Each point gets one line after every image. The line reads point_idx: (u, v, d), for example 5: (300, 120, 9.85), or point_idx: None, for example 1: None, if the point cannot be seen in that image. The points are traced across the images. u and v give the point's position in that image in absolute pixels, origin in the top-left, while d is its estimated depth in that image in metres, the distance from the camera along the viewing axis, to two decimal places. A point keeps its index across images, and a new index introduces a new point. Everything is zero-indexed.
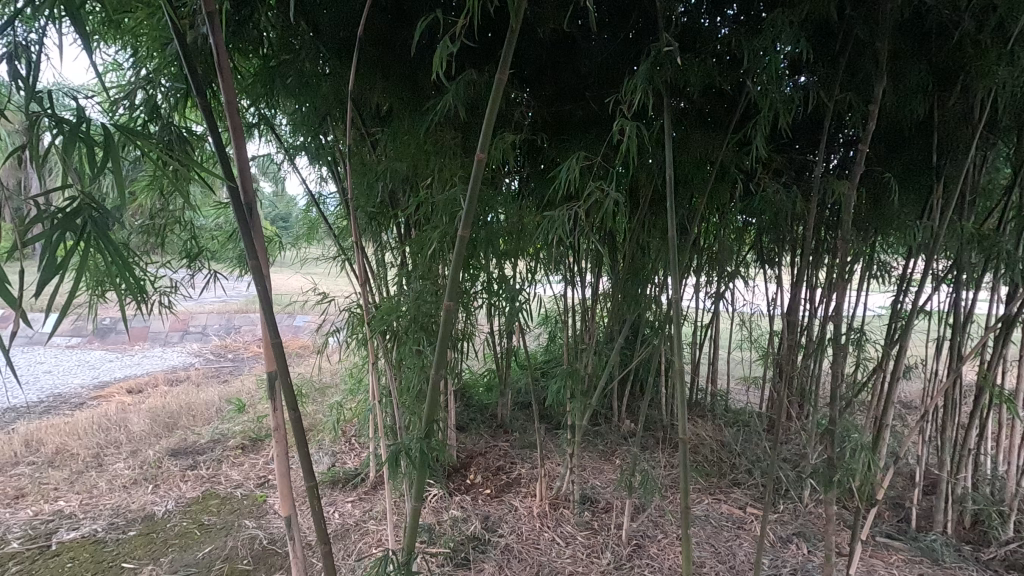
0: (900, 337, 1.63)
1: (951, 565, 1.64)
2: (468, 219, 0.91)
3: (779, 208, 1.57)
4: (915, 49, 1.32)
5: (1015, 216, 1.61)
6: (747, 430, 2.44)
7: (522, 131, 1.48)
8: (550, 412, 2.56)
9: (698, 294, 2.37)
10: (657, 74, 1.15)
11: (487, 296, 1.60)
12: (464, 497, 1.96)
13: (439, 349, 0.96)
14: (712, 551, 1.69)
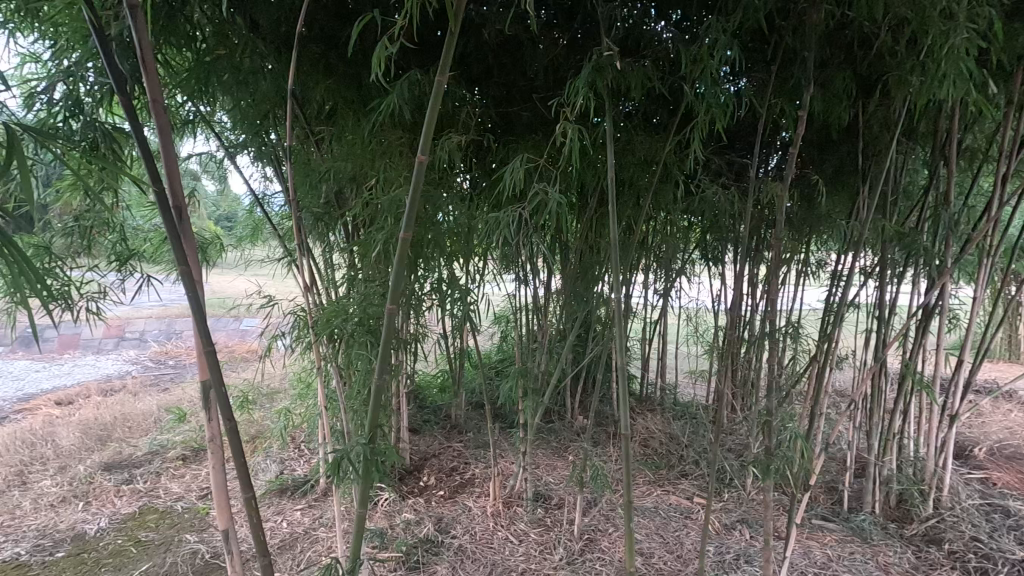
0: (830, 330, 1.73)
1: (878, 542, 1.75)
2: (410, 221, 0.91)
3: (718, 208, 1.63)
4: (841, 58, 1.40)
5: (931, 215, 1.73)
6: (694, 422, 2.54)
7: (469, 133, 1.48)
8: (504, 411, 2.57)
9: (646, 290, 2.45)
10: (598, 79, 1.17)
11: (437, 296, 1.60)
12: (417, 500, 1.94)
13: (382, 354, 0.94)
14: (660, 541, 1.74)
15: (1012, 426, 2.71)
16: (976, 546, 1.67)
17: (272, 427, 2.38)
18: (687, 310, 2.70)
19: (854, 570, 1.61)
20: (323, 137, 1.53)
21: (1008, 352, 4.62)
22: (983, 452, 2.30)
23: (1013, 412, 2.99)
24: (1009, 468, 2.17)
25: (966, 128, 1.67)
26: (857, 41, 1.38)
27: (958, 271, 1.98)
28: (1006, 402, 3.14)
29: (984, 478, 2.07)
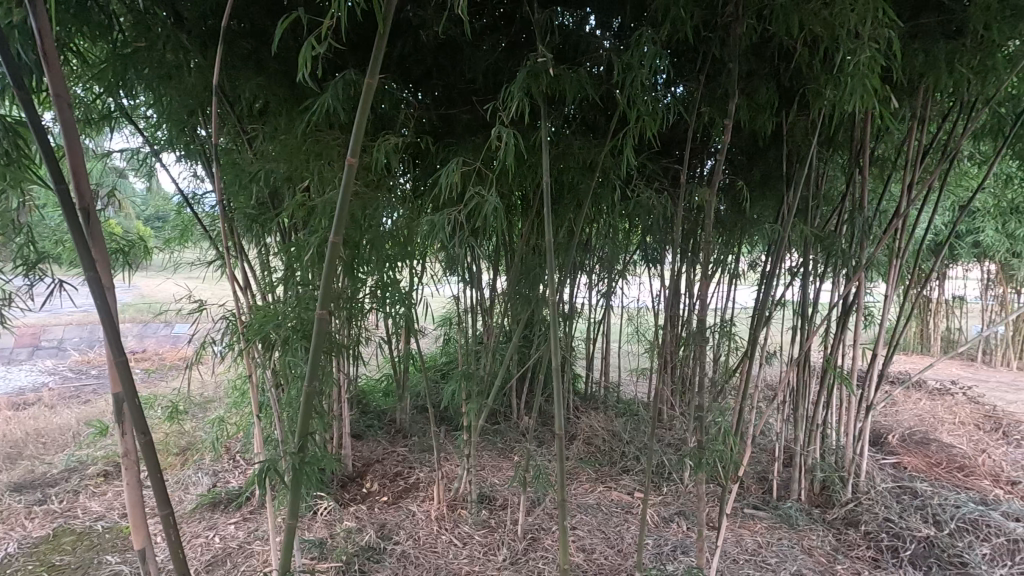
0: (759, 328, 1.82)
1: (803, 527, 1.86)
2: (340, 224, 0.89)
3: (654, 212, 1.68)
4: (764, 71, 1.48)
5: (848, 219, 1.85)
6: (635, 420, 2.62)
7: (407, 135, 1.47)
8: (449, 414, 2.56)
9: (589, 291, 2.51)
10: (533, 85, 1.19)
11: (376, 302, 1.58)
12: (359, 507, 1.90)
13: (310, 362, 0.95)
14: (601, 537, 1.78)
15: (920, 413, 2.95)
16: (887, 526, 1.80)
17: (203, 439, 2.28)
18: (628, 310, 2.78)
19: (782, 554, 1.70)
20: (255, 136, 1.48)
21: (920, 346, 5.02)
22: (895, 439, 2.48)
23: (921, 400, 3.26)
24: (917, 453, 2.36)
25: (875, 138, 1.80)
26: (779, 54, 1.45)
27: (871, 272, 2.13)
28: (916, 392, 3.41)
29: (896, 462, 2.23)
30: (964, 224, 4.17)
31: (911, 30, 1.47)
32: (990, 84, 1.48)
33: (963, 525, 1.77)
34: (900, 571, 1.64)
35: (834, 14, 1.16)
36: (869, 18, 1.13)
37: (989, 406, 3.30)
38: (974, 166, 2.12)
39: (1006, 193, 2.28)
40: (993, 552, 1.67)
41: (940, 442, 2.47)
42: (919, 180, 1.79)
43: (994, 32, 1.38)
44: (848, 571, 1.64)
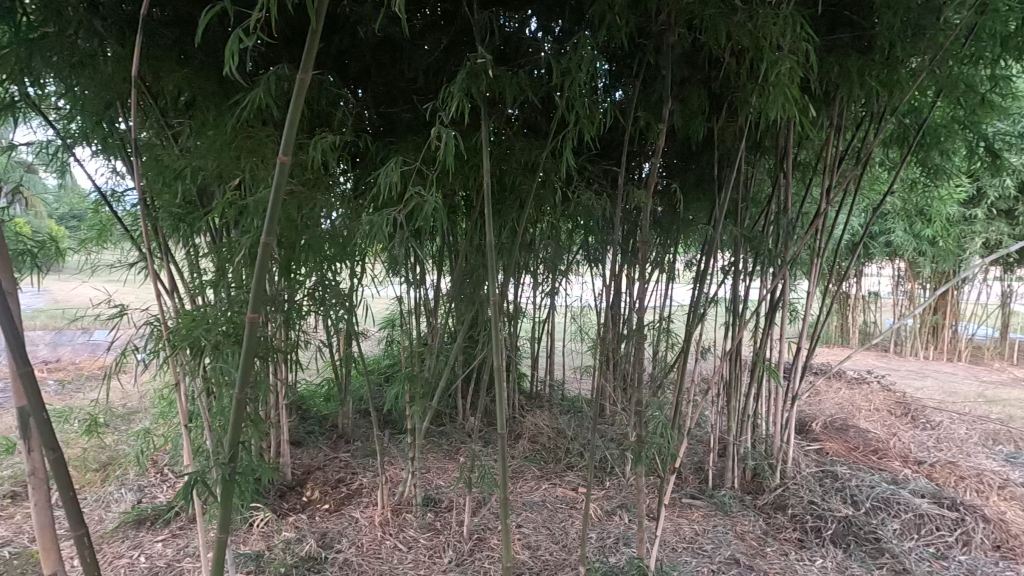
0: (694, 324, 1.90)
1: (736, 514, 1.95)
2: (273, 224, 0.86)
3: (593, 213, 1.72)
4: (695, 78, 1.54)
5: (774, 220, 1.96)
6: (579, 416, 2.67)
7: (344, 133, 1.44)
8: (393, 417, 2.52)
9: (533, 291, 2.54)
10: (473, 85, 1.19)
11: (314, 304, 1.53)
12: (299, 517, 1.84)
13: (241, 368, 0.91)
14: (547, 533, 1.80)
15: (840, 401, 3.16)
16: (811, 508, 1.91)
17: (127, 452, 2.14)
18: (572, 309, 2.83)
19: (717, 540, 1.78)
20: (181, 131, 1.40)
21: (840, 338, 5.39)
22: (818, 426, 2.65)
23: (841, 389, 3.50)
24: (837, 438, 2.53)
25: (796, 144, 1.92)
26: (709, 62, 1.52)
27: (794, 270, 2.27)
28: (836, 381, 3.66)
29: (819, 448, 2.38)
30: (877, 224, 4.51)
31: (827, 44, 1.58)
32: (895, 97, 1.61)
33: (877, 504, 1.91)
34: (822, 550, 1.76)
35: (758, 27, 1.23)
36: (788, 32, 1.21)
37: (899, 393, 3.58)
38: (883, 171, 2.30)
39: (911, 196, 2.49)
40: (903, 527, 1.82)
41: (857, 427, 2.66)
42: (836, 184, 1.92)
43: (897, 49, 1.50)
44: (777, 552, 1.74)
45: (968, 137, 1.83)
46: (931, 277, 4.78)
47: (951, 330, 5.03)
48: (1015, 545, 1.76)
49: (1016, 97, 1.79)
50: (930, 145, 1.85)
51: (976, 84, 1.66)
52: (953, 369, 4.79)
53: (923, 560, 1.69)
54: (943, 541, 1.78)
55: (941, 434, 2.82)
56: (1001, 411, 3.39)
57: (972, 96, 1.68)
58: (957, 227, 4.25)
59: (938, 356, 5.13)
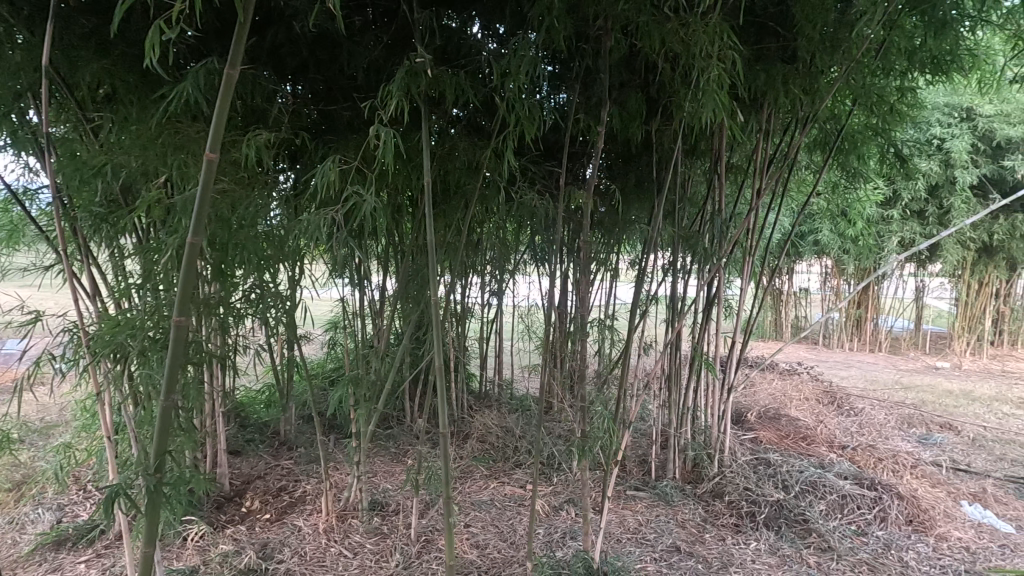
0: (636, 321, 1.95)
1: (677, 503, 2.03)
2: (199, 224, 0.83)
3: (536, 213, 1.74)
4: (633, 82, 1.59)
5: (710, 220, 2.05)
6: (528, 414, 2.70)
7: (281, 130, 1.40)
8: (339, 421, 2.47)
9: (481, 291, 2.55)
10: (412, 84, 1.18)
11: (249, 307, 1.47)
12: (237, 528, 1.77)
13: (167, 374, 0.88)
14: (495, 532, 1.81)
15: (774, 392, 3.33)
16: (747, 495, 2.01)
17: (44, 469, 1.99)
18: (520, 308, 2.86)
19: (659, 530, 1.84)
20: (101, 126, 1.32)
21: (774, 332, 5.68)
22: (753, 416, 2.79)
23: (774, 380, 3.70)
24: (770, 427, 2.67)
25: (729, 148, 2.01)
26: (645, 68, 1.57)
27: (729, 268, 2.38)
28: (771, 373, 3.86)
29: (753, 437, 2.51)
30: (806, 224, 4.79)
31: (755, 53, 1.67)
32: (816, 104, 1.72)
33: (805, 487, 2.03)
34: (756, 533, 1.85)
35: (691, 35, 1.28)
36: (717, 41, 1.27)
37: (826, 382, 3.81)
38: (809, 174, 2.44)
39: (834, 198, 2.66)
40: (828, 507, 1.94)
41: (788, 416, 2.81)
42: (765, 187, 2.03)
43: (817, 59, 1.60)
44: (715, 538, 1.82)
45: (880, 144, 1.97)
46: (854, 273, 5.12)
47: (872, 323, 5.40)
48: (924, 519, 1.92)
49: (921, 108, 1.94)
50: (848, 150, 1.99)
51: (886, 94, 1.80)
52: (874, 359, 5.14)
53: (846, 537, 1.81)
54: (863, 518, 1.91)
55: (862, 420, 3.02)
56: (915, 397, 3.67)
57: (883, 105, 1.82)
58: (876, 226, 4.57)
59: (861, 347, 5.49)
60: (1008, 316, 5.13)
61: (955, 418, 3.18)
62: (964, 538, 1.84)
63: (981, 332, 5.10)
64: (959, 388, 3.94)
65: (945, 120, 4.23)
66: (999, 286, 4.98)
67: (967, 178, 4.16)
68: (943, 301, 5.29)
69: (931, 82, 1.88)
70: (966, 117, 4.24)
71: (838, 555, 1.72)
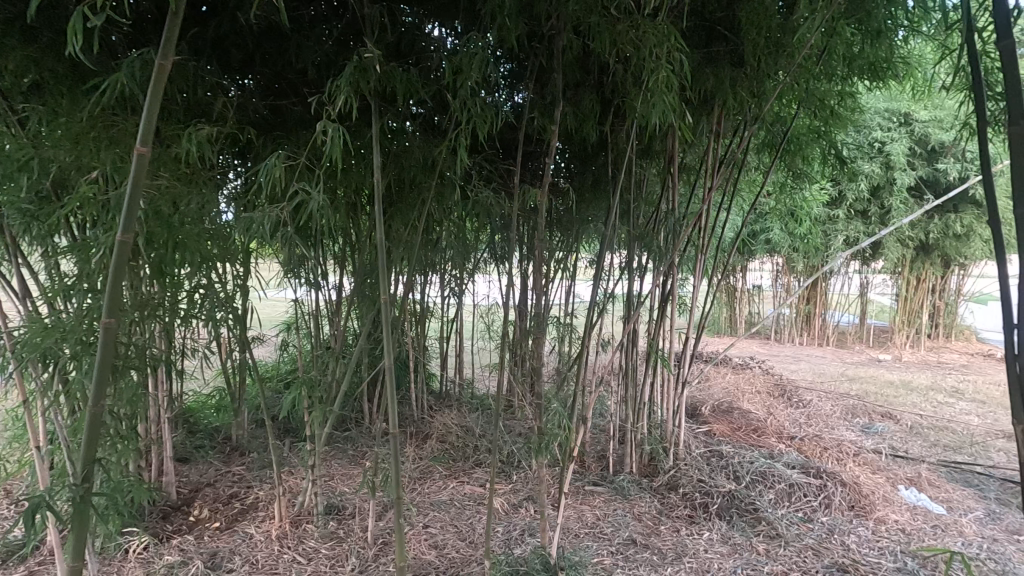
0: (592, 319, 1.97)
1: (634, 497, 2.07)
2: (129, 220, 0.80)
3: (491, 211, 1.73)
4: (586, 81, 1.61)
5: (665, 219, 2.09)
6: (488, 413, 2.70)
7: (225, 126, 1.36)
8: (294, 425, 2.41)
9: (440, 290, 2.54)
10: (360, 80, 1.16)
11: (191, 308, 1.41)
12: (184, 538, 1.70)
13: (96, 379, 0.84)
14: (453, 531, 1.80)
15: (727, 386, 3.44)
16: (700, 486, 2.07)
17: None
18: (480, 307, 2.85)
19: (616, 524, 1.87)
20: (28, 119, 1.25)
21: (729, 328, 5.86)
22: (707, 410, 2.86)
23: (729, 374, 3.81)
24: (723, 420, 2.75)
25: (681, 148, 2.06)
26: (599, 68, 1.59)
27: (683, 266, 2.43)
28: (725, 367, 3.97)
29: (707, 430, 2.58)
30: (757, 223, 4.96)
31: (705, 56, 1.71)
32: (762, 106, 1.78)
33: (755, 477, 2.10)
34: (709, 523, 1.91)
35: (641, 36, 1.31)
36: (665, 44, 1.30)
37: (777, 375, 3.95)
38: (758, 175, 2.53)
39: (781, 198, 2.75)
40: (776, 496, 2.01)
41: (740, 409, 2.90)
42: (716, 186, 2.08)
43: (763, 63, 1.66)
44: (670, 530, 1.86)
45: (823, 146, 2.06)
46: (803, 270, 5.32)
47: (821, 318, 5.63)
48: (865, 504, 2.01)
49: (860, 112, 2.04)
50: (794, 151, 2.06)
51: (827, 98, 1.88)
52: (822, 353, 5.36)
53: (793, 524, 1.88)
54: (809, 505, 2.00)
55: (810, 411, 3.15)
56: (859, 388, 3.84)
57: (825, 108, 1.89)
58: (822, 226, 4.76)
59: (810, 341, 5.72)
60: (943, 310, 5.43)
61: (894, 407, 3.35)
62: (900, 521, 1.94)
63: (919, 325, 5.41)
64: (899, 379, 4.15)
65: (885, 125, 4.45)
66: (935, 281, 5.27)
67: (905, 180, 4.39)
68: (885, 296, 5.56)
69: (869, 87, 1.98)
70: (904, 121, 4.48)
71: (786, 541, 1.78)
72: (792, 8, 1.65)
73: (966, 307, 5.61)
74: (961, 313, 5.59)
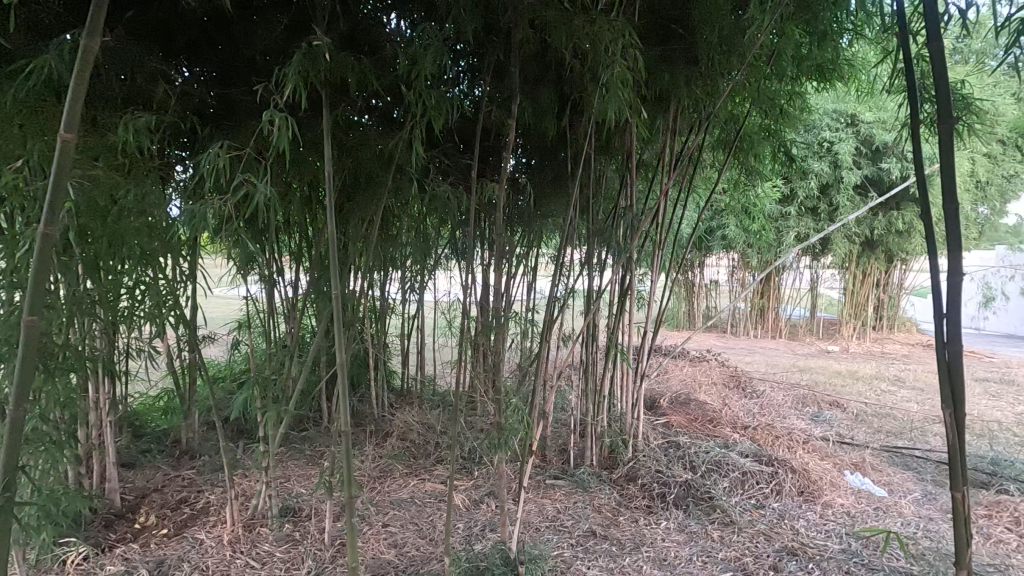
0: (553, 313, 1.98)
1: (593, 489, 2.09)
2: (51, 210, 0.75)
3: (448, 205, 1.70)
4: (544, 76, 1.61)
5: (624, 216, 2.11)
6: (450, 410, 2.68)
7: (166, 114, 1.29)
8: (248, 426, 2.33)
9: (402, 286, 2.51)
10: (309, 69, 1.12)
11: (131, 305, 1.34)
12: (129, 547, 1.62)
13: (18, 378, 0.79)
14: (414, 529, 1.78)
15: (685, 378, 3.52)
16: (658, 477, 2.10)
17: None
18: (441, 303, 2.83)
19: (576, 516, 1.89)
20: None
21: (688, 322, 6.00)
22: (665, 402, 2.92)
23: (687, 366, 3.91)
24: (681, 412, 2.81)
25: (639, 144, 2.09)
26: (557, 64, 1.59)
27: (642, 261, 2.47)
28: (683, 360, 4.06)
29: (666, 422, 2.63)
30: (714, 220, 5.09)
31: (662, 54, 1.74)
32: (716, 105, 1.81)
33: (710, 466, 2.16)
34: (666, 513, 1.95)
35: (597, 33, 1.31)
36: (620, 40, 1.30)
37: (733, 367, 4.08)
38: (713, 172, 2.58)
39: (736, 195, 2.83)
40: (730, 484, 2.08)
41: (697, 400, 2.97)
42: (672, 183, 2.12)
43: (716, 62, 1.69)
44: (628, 520, 1.89)
45: (773, 144, 2.12)
46: (758, 266, 5.50)
47: (774, 311, 5.83)
48: (814, 489, 2.10)
49: (808, 112, 2.11)
50: (746, 149, 2.12)
51: (778, 98, 1.93)
52: (775, 345, 5.55)
53: (746, 510, 1.94)
54: (761, 492, 2.07)
55: (764, 402, 3.26)
56: (809, 378, 4.00)
57: (776, 108, 1.95)
58: (775, 222, 4.92)
59: (764, 334, 5.92)
60: (887, 303, 5.70)
61: (842, 396, 3.50)
62: (846, 504, 2.03)
63: (865, 317, 5.67)
64: (846, 369, 4.34)
65: (834, 125, 4.63)
66: (880, 276, 5.53)
67: (852, 178, 4.57)
68: (834, 290, 5.79)
69: (817, 88, 2.05)
70: (851, 122, 4.67)
71: (739, 527, 1.84)
72: (744, 9, 1.69)
73: (907, 300, 5.90)
74: (903, 305, 5.88)
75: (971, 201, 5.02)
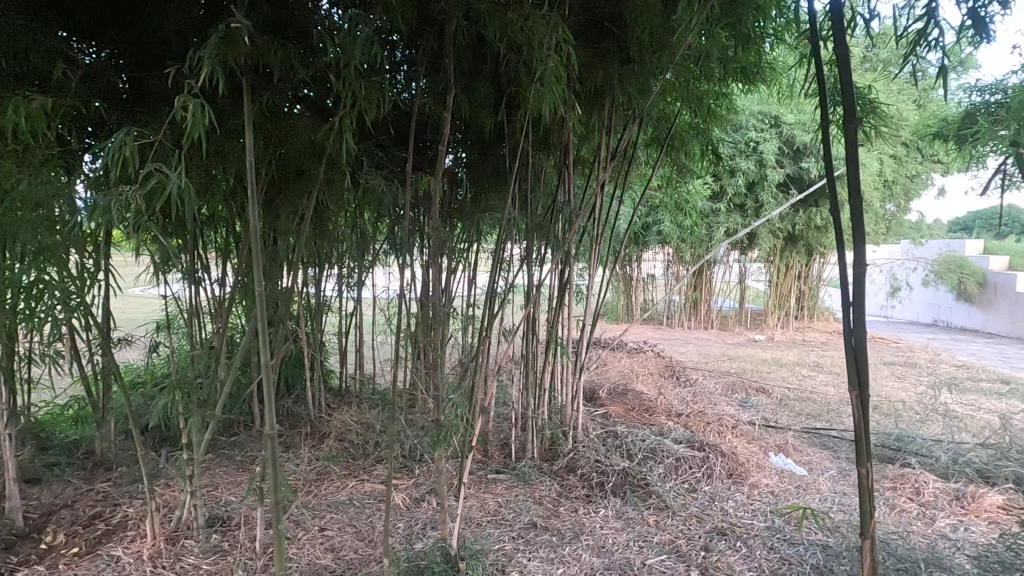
0: (492, 308, 1.97)
1: (534, 482, 2.11)
2: None
3: (383, 199, 1.65)
4: (479, 69, 1.59)
5: (562, 210, 2.13)
6: (390, 409, 2.63)
7: (66, 96, 1.20)
8: (171, 433, 2.20)
9: (337, 283, 2.43)
10: (227, 53, 1.05)
11: (26, 305, 1.22)
12: (33, 570, 1.49)
13: None
14: (352, 532, 1.74)
15: (624, 369, 3.62)
16: (597, 466, 2.15)
17: None
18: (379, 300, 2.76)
19: (517, 509, 1.91)
20: None
21: (627, 315, 6.17)
22: (604, 393, 2.99)
23: (625, 358, 4.02)
24: (619, 402, 2.88)
25: (576, 140, 2.11)
26: (493, 57, 1.58)
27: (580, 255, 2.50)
28: (621, 352, 4.17)
29: (605, 413, 2.69)
30: (649, 215, 5.25)
31: (596, 51, 1.76)
32: (648, 102, 1.86)
33: (646, 453, 2.23)
34: (605, 501, 2.00)
35: (531, 27, 1.31)
36: (554, 34, 1.29)
37: (668, 358, 4.23)
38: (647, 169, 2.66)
39: (669, 192, 2.92)
40: (665, 470, 2.15)
41: (635, 391, 3.06)
42: (608, 178, 2.16)
43: (647, 60, 1.73)
44: (568, 510, 1.92)
45: (702, 142, 2.20)
46: (691, 260, 5.72)
47: (706, 303, 6.09)
48: (741, 471, 2.21)
49: (734, 112, 2.21)
50: (677, 146, 2.19)
51: (706, 98, 2.01)
52: (707, 335, 5.81)
53: (679, 495, 2.02)
54: (693, 476, 2.16)
55: (696, 390, 3.40)
56: (738, 366, 4.21)
57: (704, 107, 2.02)
58: (706, 218, 5.14)
59: (697, 325, 6.18)
60: (808, 294, 6.09)
61: (767, 383, 3.70)
62: (770, 484, 2.15)
63: (788, 307, 6.03)
64: (771, 357, 4.61)
65: (759, 126, 4.87)
66: (801, 268, 5.89)
67: (775, 177, 4.84)
68: (761, 282, 6.12)
69: (742, 90, 2.14)
70: (774, 124, 4.93)
71: (673, 511, 1.91)
72: (673, 9, 1.74)
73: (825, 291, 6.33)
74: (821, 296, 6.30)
75: (880, 199, 5.43)
